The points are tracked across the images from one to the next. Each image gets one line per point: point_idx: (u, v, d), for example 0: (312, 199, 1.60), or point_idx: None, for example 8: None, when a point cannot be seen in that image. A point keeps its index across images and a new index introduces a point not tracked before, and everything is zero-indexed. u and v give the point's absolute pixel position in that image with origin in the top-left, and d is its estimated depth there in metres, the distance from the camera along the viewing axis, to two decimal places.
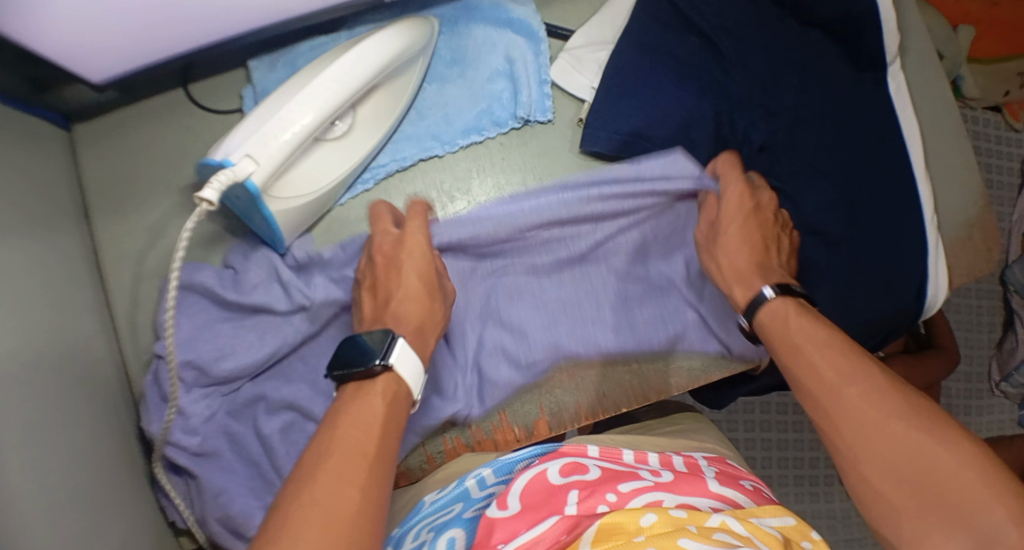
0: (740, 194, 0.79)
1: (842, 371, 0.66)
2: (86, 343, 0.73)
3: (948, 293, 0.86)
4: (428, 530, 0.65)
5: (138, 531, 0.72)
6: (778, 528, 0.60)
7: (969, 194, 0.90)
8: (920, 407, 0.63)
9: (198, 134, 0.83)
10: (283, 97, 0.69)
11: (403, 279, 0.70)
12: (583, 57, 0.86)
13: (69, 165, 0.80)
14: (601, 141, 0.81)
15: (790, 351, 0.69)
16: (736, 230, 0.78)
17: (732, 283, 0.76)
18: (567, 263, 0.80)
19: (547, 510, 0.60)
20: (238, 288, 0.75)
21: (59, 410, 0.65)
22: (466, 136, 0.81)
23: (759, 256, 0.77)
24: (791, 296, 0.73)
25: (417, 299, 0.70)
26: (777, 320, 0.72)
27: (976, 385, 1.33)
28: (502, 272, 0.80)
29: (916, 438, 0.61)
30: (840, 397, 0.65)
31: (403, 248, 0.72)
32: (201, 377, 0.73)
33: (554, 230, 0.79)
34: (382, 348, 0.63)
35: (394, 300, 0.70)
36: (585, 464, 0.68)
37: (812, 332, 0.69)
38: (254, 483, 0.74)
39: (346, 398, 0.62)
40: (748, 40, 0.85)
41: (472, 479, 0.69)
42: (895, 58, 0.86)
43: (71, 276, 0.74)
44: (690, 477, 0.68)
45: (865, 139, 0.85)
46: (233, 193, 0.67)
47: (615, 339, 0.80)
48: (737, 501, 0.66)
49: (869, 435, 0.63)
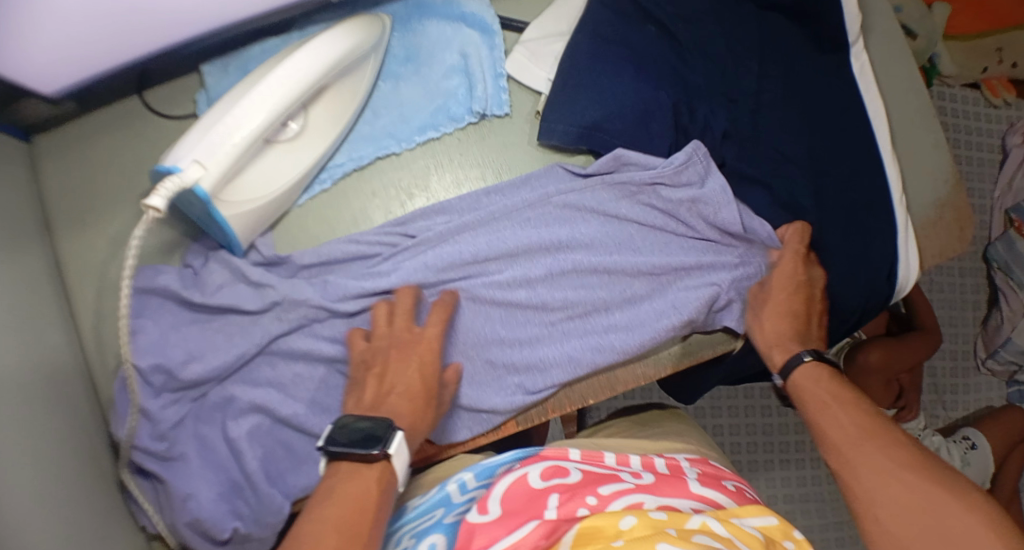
0: (795, 272, 0.79)
1: (863, 426, 0.69)
2: (52, 353, 0.73)
3: (919, 275, 0.85)
4: (411, 537, 0.66)
5: (109, 539, 0.72)
6: (760, 528, 0.60)
7: (940, 174, 0.90)
8: (933, 465, 0.65)
9: (156, 141, 0.83)
10: (230, 101, 0.69)
11: (405, 373, 0.70)
12: (538, 49, 0.85)
13: (30, 178, 0.80)
14: (558, 134, 0.79)
15: (819, 405, 0.73)
16: (788, 300, 0.78)
17: (771, 349, 0.78)
18: (560, 274, 0.78)
19: (527, 514, 0.61)
20: (201, 289, 0.75)
21: (26, 421, 0.65)
22: (423, 133, 0.81)
23: (800, 328, 0.78)
24: (826, 364, 0.76)
25: (415, 399, 0.69)
26: (809, 382, 0.75)
27: (963, 364, 1.32)
28: (496, 286, 0.77)
29: (935, 492, 0.63)
30: (862, 450, 0.68)
31: (419, 350, 0.71)
32: (171, 381, 0.73)
33: (536, 240, 0.77)
34: (383, 440, 0.62)
35: (395, 393, 0.68)
36: (565, 467, 0.68)
37: (838, 393, 0.73)
38: (224, 487, 0.74)
39: (339, 478, 0.62)
40: (706, 27, 0.84)
41: (454, 484, 0.70)
42: (857, 38, 0.85)
43: (33, 287, 0.74)
44: (672, 479, 0.68)
45: (829, 121, 0.84)
46: (186, 199, 0.68)
47: (626, 340, 0.77)
48: (717, 501, 0.66)
49: (886, 483, 0.65)
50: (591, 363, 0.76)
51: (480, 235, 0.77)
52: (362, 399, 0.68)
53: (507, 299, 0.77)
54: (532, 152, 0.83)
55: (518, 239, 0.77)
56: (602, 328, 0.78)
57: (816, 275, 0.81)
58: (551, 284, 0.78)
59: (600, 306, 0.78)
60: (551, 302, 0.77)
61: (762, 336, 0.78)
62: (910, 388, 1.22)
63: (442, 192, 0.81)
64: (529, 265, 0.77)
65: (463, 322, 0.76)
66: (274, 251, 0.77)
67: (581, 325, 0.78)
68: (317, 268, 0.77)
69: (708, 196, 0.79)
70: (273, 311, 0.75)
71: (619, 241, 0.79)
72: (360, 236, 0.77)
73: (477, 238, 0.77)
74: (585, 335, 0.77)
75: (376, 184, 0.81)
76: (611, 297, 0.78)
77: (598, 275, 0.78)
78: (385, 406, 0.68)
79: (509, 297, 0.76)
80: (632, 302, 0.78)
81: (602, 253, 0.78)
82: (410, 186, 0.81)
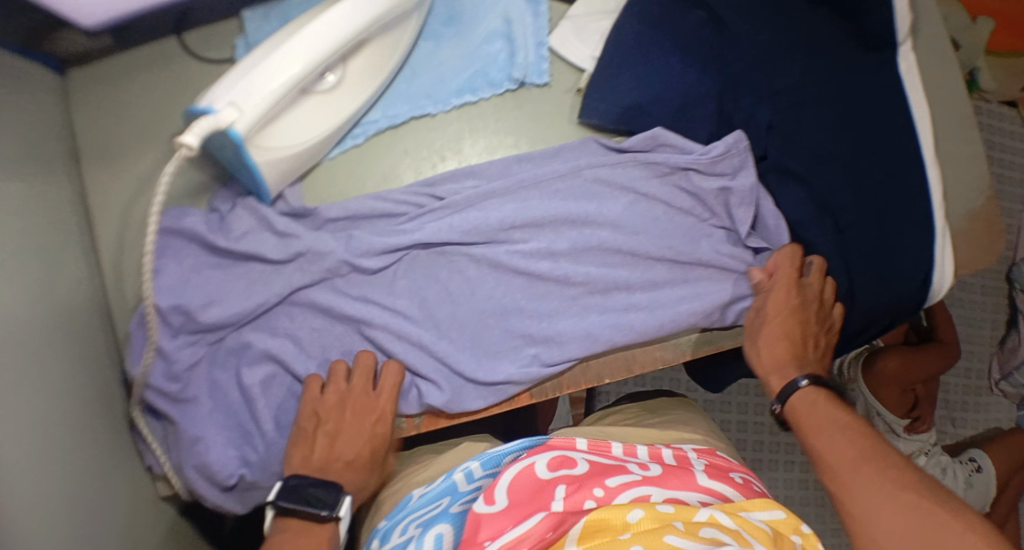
0: (790, 292, 0.76)
1: (861, 450, 0.66)
2: (70, 286, 0.73)
3: (952, 284, 0.83)
4: (415, 525, 0.63)
5: (115, 476, 0.72)
6: (767, 522, 0.59)
7: (974, 183, 0.87)
8: (931, 489, 0.62)
9: (191, 83, 0.83)
10: (272, 46, 0.68)
11: (356, 440, 0.71)
12: (585, 26, 0.83)
13: (62, 111, 0.79)
14: (600, 113, 0.78)
15: (815, 430, 0.70)
16: (780, 324, 0.76)
17: (769, 372, 0.76)
18: (585, 249, 0.77)
19: (533, 506, 0.58)
20: (227, 235, 0.74)
21: (41, 349, 0.65)
22: (460, 95, 0.80)
23: (797, 351, 0.76)
24: (822, 388, 0.74)
25: (361, 464, 0.72)
26: (805, 407, 0.72)
27: (975, 382, 1.31)
28: (518, 254, 0.76)
29: (935, 517, 0.60)
30: (858, 475, 0.65)
31: (371, 414, 0.72)
32: (189, 323, 0.73)
33: (563, 211, 0.76)
34: (332, 506, 0.66)
35: (342, 460, 0.71)
36: (573, 458, 0.66)
37: (833, 415, 0.70)
38: (232, 433, 0.74)
39: (290, 534, 0.66)
40: (756, 13, 0.82)
41: (459, 472, 0.68)
42: (906, 38, 0.83)
43: (58, 219, 0.74)
44: (679, 470, 0.66)
45: (873, 119, 0.82)
46: (218, 141, 0.67)
47: (645, 320, 0.76)
48: (725, 494, 0.64)
49: (883, 506, 0.62)
50: (609, 341, 0.75)
51: (506, 203, 0.76)
52: (310, 458, 0.70)
53: (531, 273, 0.76)
54: (568, 127, 0.82)
55: (546, 210, 0.76)
56: (623, 307, 0.77)
57: (810, 288, 0.78)
58: (575, 259, 0.77)
59: (623, 286, 0.77)
60: (574, 277, 0.76)
61: (760, 361, 0.76)
62: (925, 400, 1.21)
63: (474, 157, 0.81)
64: (553, 238, 0.77)
65: (482, 289, 0.75)
66: (302, 204, 0.77)
67: (602, 302, 0.77)
68: (344, 222, 0.77)
69: (738, 189, 0.78)
70: (296, 262, 0.74)
71: (646, 221, 0.78)
72: (387, 194, 0.77)
73: (505, 206, 0.76)
74: (604, 312, 0.76)
75: (408, 144, 0.80)
76: (633, 276, 0.77)
77: (622, 255, 0.77)
78: (332, 475, 0.70)
79: (532, 267, 0.76)
80: (654, 284, 0.78)
81: (630, 232, 0.77)
82: (443, 148, 0.80)
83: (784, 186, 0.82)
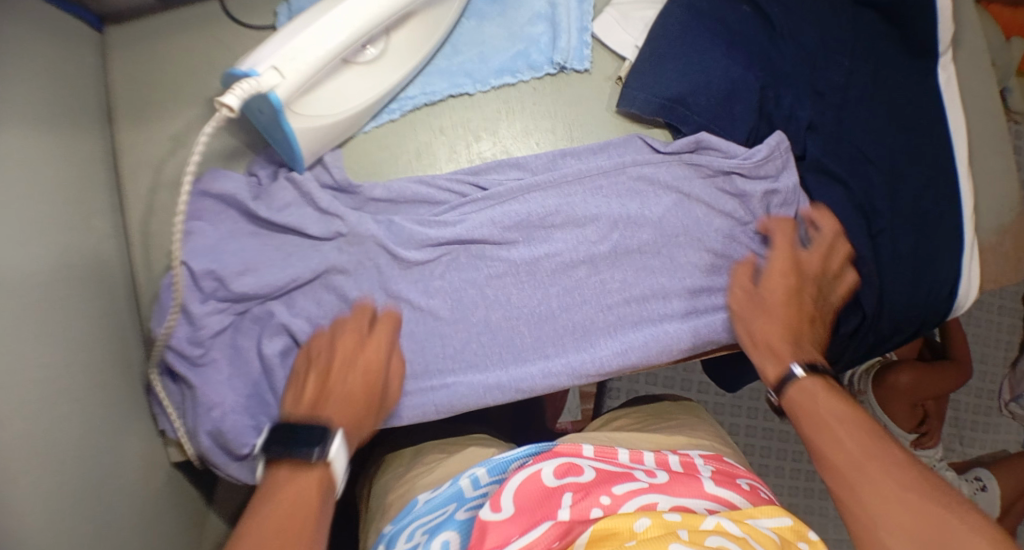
0: (789, 276, 0.75)
1: (865, 445, 0.63)
2: (96, 244, 0.73)
3: (978, 294, 0.83)
4: (423, 531, 0.62)
5: (129, 436, 0.72)
6: (774, 530, 0.56)
7: (1008, 198, 0.86)
8: (938, 488, 0.59)
9: (231, 47, 0.83)
10: (315, 12, 0.67)
11: (351, 376, 0.68)
12: (630, 14, 0.84)
13: (98, 65, 0.79)
14: (639, 102, 0.78)
15: (816, 422, 0.66)
16: (782, 310, 0.73)
17: (763, 357, 0.72)
18: (624, 252, 0.77)
19: (541, 514, 0.57)
20: (269, 205, 0.74)
21: (64, 308, 0.65)
22: (499, 76, 0.81)
23: (794, 333, 0.73)
24: (818, 375, 0.69)
25: (356, 403, 0.67)
26: (805, 396, 0.68)
27: (985, 402, 1.30)
28: (555, 253, 0.76)
29: (943, 518, 0.57)
30: (862, 471, 0.61)
31: (363, 351, 0.70)
32: (221, 289, 0.72)
33: (602, 209, 0.77)
34: (323, 444, 0.61)
35: (334, 395, 0.67)
36: (579, 464, 0.63)
37: (835, 406, 0.66)
38: (250, 402, 0.74)
39: (278, 482, 0.60)
40: (801, 13, 0.82)
41: (466, 478, 0.66)
42: (947, 49, 0.83)
43: (89, 176, 0.73)
44: (684, 477, 0.63)
45: (910, 128, 0.82)
46: (256, 105, 0.66)
47: (677, 327, 0.76)
48: (733, 503, 0.61)
49: (885, 508, 0.59)
50: (641, 349, 0.76)
51: (550, 196, 0.77)
52: (303, 397, 0.67)
53: (568, 282, 0.76)
54: (607, 118, 0.82)
55: (587, 208, 0.77)
56: (657, 316, 0.77)
57: (809, 266, 0.76)
58: (613, 264, 0.77)
59: (659, 289, 0.77)
60: (612, 284, 0.77)
61: (755, 340, 0.74)
62: (934, 415, 1.20)
63: (510, 139, 0.81)
64: (594, 240, 0.77)
65: (513, 294, 0.76)
66: (346, 176, 0.76)
67: (637, 311, 0.77)
68: (385, 205, 0.77)
69: (782, 190, 0.78)
70: (336, 242, 0.75)
71: (687, 222, 0.78)
72: (431, 178, 0.77)
73: (547, 197, 0.77)
74: (642, 323, 0.77)
75: (444, 121, 0.80)
76: (671, 283, 0.77)
77: (661, 260, 0.77)
78: (325, 410, 0.66)
79: (570, 276, 0.76)
80: (692, 291, 0.78)
81: (669, 237, 0.77)
82: (479, 128, 0.81)
83: (824, 188, 0.81)
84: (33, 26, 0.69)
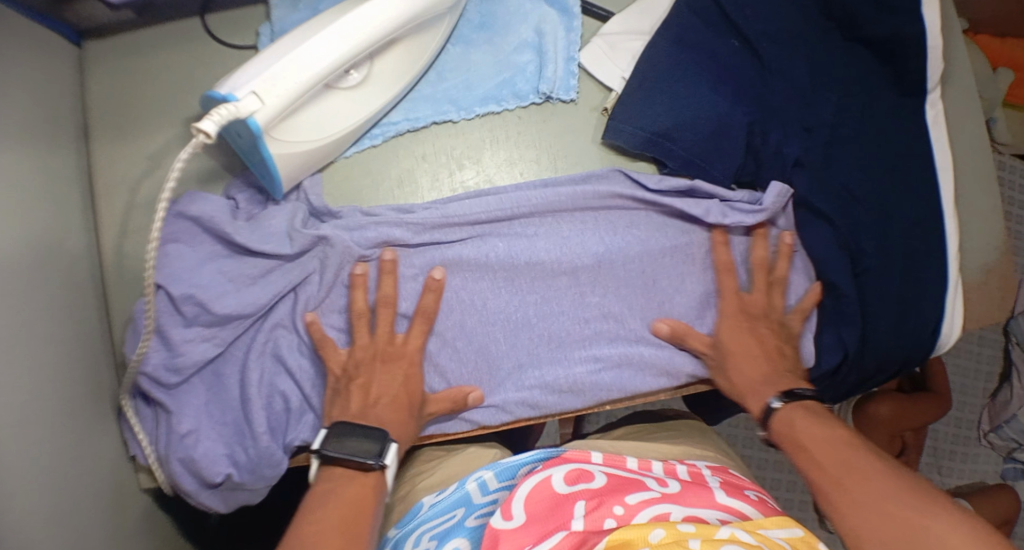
0: (738, 319, 0.77)
1: (843, 461, 0.63)
2: (68, 264, 0.71)
3: (961, 333, 0.82)
4: (429, 538, 0.60)
5: (99, 461, 0.70)
6: (787, 541, 0.53)
7: (993, 239, 0.85)
8: (914, 488, 0.59)
9: (211, 66, 0.81)
10: (298, 37, 0.66)
11: (391, 385, 0.70)
12: (617, 45, 0.84)
13: (73, 82, 0.77)
14: (625, 135, 0.78)
15: (798, 449, 0.67)
16: (745, 352, 0.75)
17: (745, 397, 0.74)
18: (606, 264, 0.77)
19: (553, 523, 0.55)
20: (251, 233, 0.73)
21: (34, 329, 0.63)
22: (484, 104, 0.80)
23: (766, 370, 0.74)
24: (797, 404, 0.71)
25: (401, 410, 0.70)
26: (785, 428, 0.70)
27: (964, 431, 1.21)
28: (537, 261, 0.76)
29: (914, 515, 0.57)
30: (841, 485, 0.62)
31: (398, 357, 0.72)
32: (204, 314, 0.71)
33: (588, 220, 0.78)
34: (382, 447, 0.65)
35: (380, 402, 0.69)
36: (590, 470, 0.61)
37: (816, 430, 0.67)
38: (226, 430, 0.73)
39: (336, 483, 0.63)
40: (790, 48, 0.82)
41: (472, 482, 0.64)
42: (936, 86, 0.82)
43: (63, 195, 0.72)
44: (695, 487, 0.61)
45: (898, 166, 0.81)
46: (235, 129, 0.65)
47: (655, 348, 0.77)
48: (744, 513, 0.58)
49: (872, 523, 0.58)
50: (615, 367, 0.76)
51: (540, 214, 0.77)
52: (347, 408, 0.68)
53: (545, 292, 0.76)
54: (592, 149, 0.82)
55: (572, 223, 0.77)
56: (635, 336, 0.77)
57: (754, 305, 0.78)
58: (596, 278, 0.77)
59: (636, 310, 0.77)
60: (591, 299, 0.77)
61: (740, 383, 0.74)
62: (912, 447, 1.15)
63: (493, 167, 0.80)
64: (578, 253, 0.76)
65: (490, 303, 0.75)
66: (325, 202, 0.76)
67: (616, 326, 0.77)
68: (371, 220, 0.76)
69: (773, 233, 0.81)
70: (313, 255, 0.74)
71: (672, 243, 0.78)
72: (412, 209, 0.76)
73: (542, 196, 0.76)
74: (617, 341, 0.77)
75: (427, 148, 0.80)
76: (648, 304, 0.77)
77: (644, 279, 0.77)
78: (372, 414, 0.68)
79: (549, 284, 0.76)
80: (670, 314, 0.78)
81: (651, 256, 0.78)
82: (462, 157, 0.80)
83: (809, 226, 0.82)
84: (7, 42, 0.67)
